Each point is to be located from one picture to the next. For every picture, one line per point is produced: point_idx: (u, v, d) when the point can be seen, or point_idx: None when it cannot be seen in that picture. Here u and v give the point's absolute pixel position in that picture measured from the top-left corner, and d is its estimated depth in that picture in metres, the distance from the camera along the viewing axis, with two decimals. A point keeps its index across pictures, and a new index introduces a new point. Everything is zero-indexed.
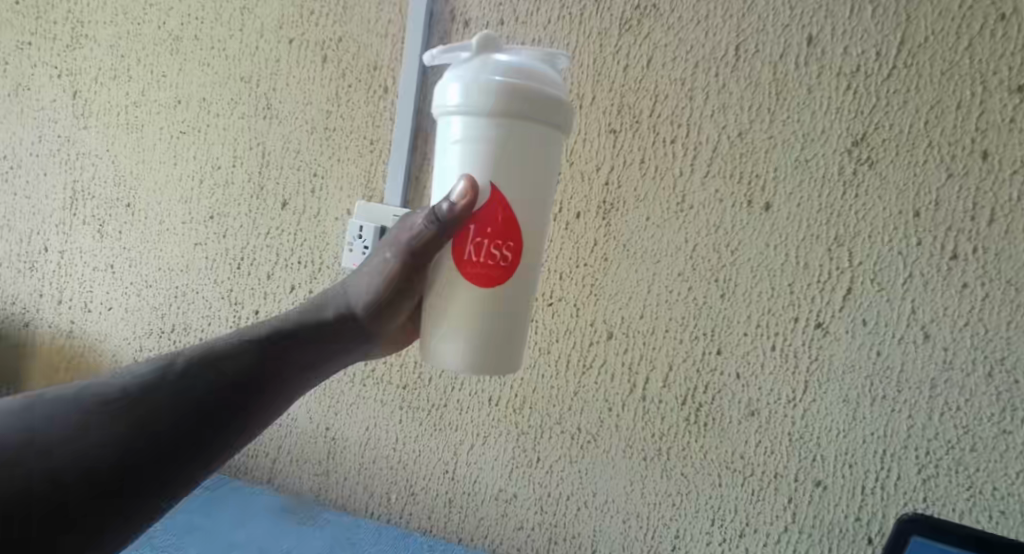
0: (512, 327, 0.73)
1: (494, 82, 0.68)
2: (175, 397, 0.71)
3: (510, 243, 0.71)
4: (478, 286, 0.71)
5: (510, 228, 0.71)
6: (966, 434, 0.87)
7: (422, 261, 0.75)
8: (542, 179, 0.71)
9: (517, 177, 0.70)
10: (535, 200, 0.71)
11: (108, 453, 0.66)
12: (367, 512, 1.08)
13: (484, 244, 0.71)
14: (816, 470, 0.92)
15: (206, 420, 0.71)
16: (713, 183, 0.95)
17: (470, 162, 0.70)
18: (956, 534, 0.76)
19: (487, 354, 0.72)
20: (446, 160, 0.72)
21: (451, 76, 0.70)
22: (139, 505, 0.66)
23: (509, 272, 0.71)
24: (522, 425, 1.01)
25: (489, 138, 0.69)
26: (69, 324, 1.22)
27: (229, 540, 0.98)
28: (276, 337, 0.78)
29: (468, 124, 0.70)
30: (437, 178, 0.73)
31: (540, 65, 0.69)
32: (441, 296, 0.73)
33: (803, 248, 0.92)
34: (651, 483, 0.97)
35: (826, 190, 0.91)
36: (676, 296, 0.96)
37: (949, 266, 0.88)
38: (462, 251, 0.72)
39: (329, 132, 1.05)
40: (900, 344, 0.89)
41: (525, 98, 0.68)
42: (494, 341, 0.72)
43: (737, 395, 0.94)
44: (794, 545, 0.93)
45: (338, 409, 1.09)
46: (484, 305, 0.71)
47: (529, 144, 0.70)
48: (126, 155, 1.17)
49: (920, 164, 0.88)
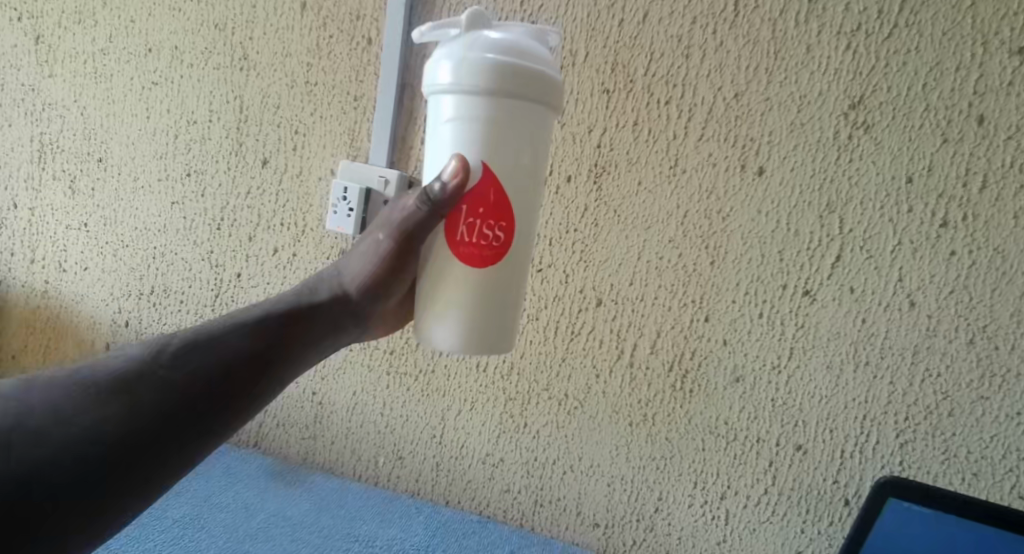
0: (503, 308, 0.72)
1: (484, 60, 0.65)
2: (167, 378, 0.70)
3: (503, 223, 0.69)
4: (469, 267, 0.70)
5: (502, 208, 0.68)
6: (944, 399, 0.89)
7: (414, 242, 0.74)
8: (533, 157, 0.69)
9: (506, 156, 0.68)
10: (525, 180, 0.69)
11: (100, 438, 0.65)
12: (354, 477, 1.08)
13: (476, 225, 0.69)
14: (797, 435, 0.94)
15: (201, 402, 0.70)
16: (708, 146, 0.93)
17: (461, 142, 0.68)
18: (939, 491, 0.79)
19: (478, 333, 0.71)
20: (436, 140, 0.70)
21: (440, 56, 0.68)
22: (134, 492, 0.65)
23: (501, 253, 0.70)
24: (510, 391, 1.01)
25: (477, 118, 0.67)
26: (44, 284, 1.18)
27: (218, 503, 0.99)
28: (267, 320, 0.76)
29: (457, 105, 0.67)
30: (427, 157, 0.71)
31: (529, 43, 0.66)
32: (432, 277, 0.72)
33: (795, 215, 0.91)
34: (636, 447, 0.98)
35: (820, 154, 0.90)
36: (666, 262, 0.96)
37: (938, 233, 0.87)
38: (454, 232, 0.70)
39: (310, 86, 1.01)
40: (886, 312, 0.90)
41: (515, 75, 0.65)
42: (486, 323, 0.71)
43: (723, 361, 0.95)
44: (773, 508, 0.95)
45: (326, 375, 1.07)
46: (476, 285, 0.70)
47: (520, 123, 0.67)
48: (95, 107, 1.11)
49: (916, 129, 0.87)
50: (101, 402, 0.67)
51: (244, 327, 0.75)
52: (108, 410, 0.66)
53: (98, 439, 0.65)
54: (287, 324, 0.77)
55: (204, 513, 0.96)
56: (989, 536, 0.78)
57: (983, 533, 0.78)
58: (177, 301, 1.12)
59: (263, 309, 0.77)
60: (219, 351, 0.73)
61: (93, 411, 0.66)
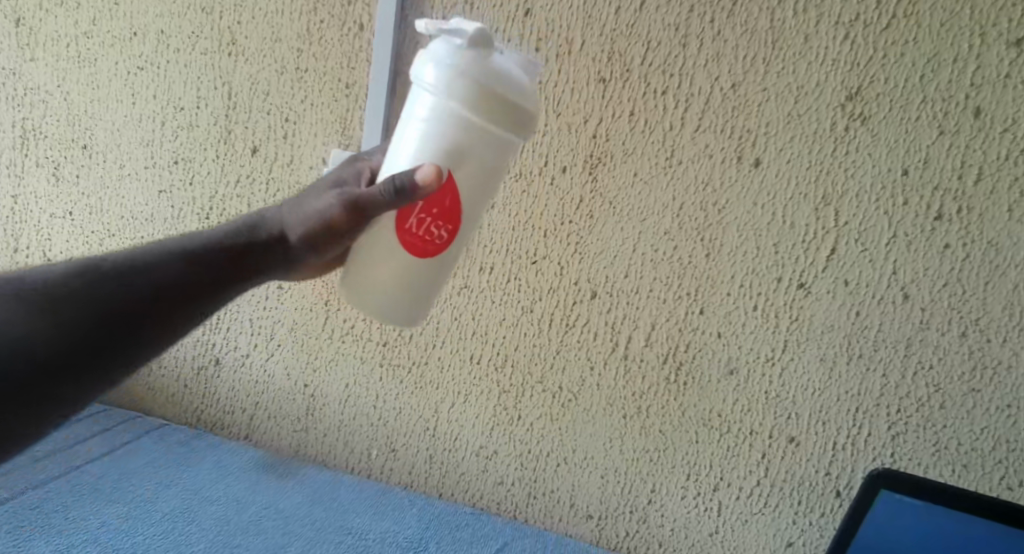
0: (419, 297, 0.71)
1: (477, 76, 0.64)
2: (104, 292, 0.71)
3: (449, 228, 0.69)
4: (405, 249, 0.69)
5: (453, 214, 0.68)
6: (936, 392, 0.89)
7: (360, 217, 0.70)
8: (483, 183, 0.68)
9: (472, 170, 0.67)
10: (483, 193, 0.69)
11: (30, 349, 0.66)
12: (347, 469, 1.06)
13: (425, 221, 0.68)
14: (790, 427, 0.94)
15: (132, 319, 0.72)
16: (704, 137, 0.92)
17: (420, 145, 0.67)
18: (934, 485, 0.79)
19: (387, 310, 0.71)
20: (403, 131, 0.68)
21: (430, 56, 0.65)
22: (57, 402, 0.67)
23: (441, 251, 0.70)
24: (504, 383, 1.00)
25: (452, 128, 0.66)
26: None
27: (208, 497, 0.95)
28: (203, 252, 0.76)
29: (436, 111, 0.66)
30: (391, 143, 0.70)
31: (515, 75, 0.65)
32: (370, 251, 0.71)
33: (791, 207, 0.91)
34: (630, 439, 0.98)
35: (817, 146, 0.89)
36: (661, 255, 0.95)
37: (933, 226, 0.87)
38: (402, 219, 0.69)
39: (300, 72, 0.99)
40: (879, 305, 0.90)
41: (490, 104, 0.64)
42: (396, 305, 0.71)
43: (718, 354, 0.95)
44: (765, 499, 0.95)
45: (318, 366, 1.04)
46: (411, 275, 0.70)
47: (480, 147, 0.66)
48: (79, 92, 1.08)
49: (912, 121, 0.86)
50: (30, 316, 0.67)
51: (180, 252, 0.76)
52: (36, 325, 0.67)
53: (28, 351, 0.66)
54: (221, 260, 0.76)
55: (194, 506, 0.93)
56: (981, 529, 0.78)
57: (975, 524, 0.79)
58: None
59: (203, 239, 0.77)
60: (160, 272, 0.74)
61: (23, 324, 0.66)
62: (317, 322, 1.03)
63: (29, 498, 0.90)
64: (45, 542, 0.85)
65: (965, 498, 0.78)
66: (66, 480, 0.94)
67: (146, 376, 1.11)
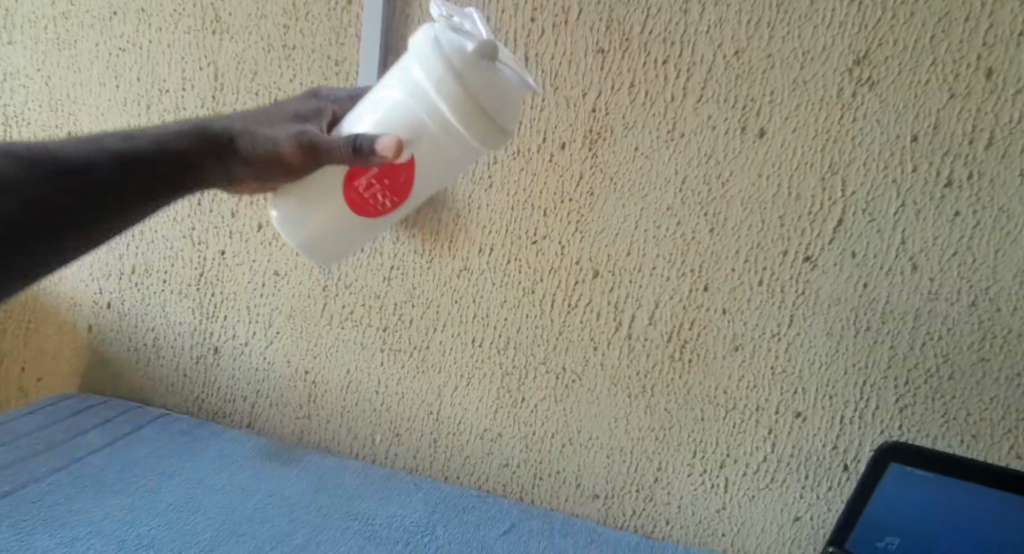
0: (339, 242, 0.74)
1: (471, 83, 0.63)
2: (44, 180, 0.67)
3: (394, 201, 0.71)
4: (347, 197, 0.71)
5: (402, 190, 0.70)
6: (945, 362, 0.88)
7: (313, 156, 0.69)
8: (441, 174, 0.69)
9: (438, 161, 0.68)
10: (441, 181, 0.70)
11: None
12: (351, 454, 1.05)
13: (375, 186, 0.70)
14: (797, 402, 0.92)
15: (62, 216, 0.68)
16: (707, 108, 0.89)
17: (393, 118, 0.67)
18: (942, 456, 0.79)
19: (306, 238, 0.73)
20: (384, 94, 0.68)
21: (431, 42, 0.64)
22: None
23: (377, 216, 0.72)
24: (507, 365, 0.99)
25: (431, 118, 0.66)
26: None
27: (212, 486, 0.95)
28: (147, 152, 0.72)
29: (421, 95, 0.66)
30: (371, 98, 0.70)
31: (502, 93, 0.64)
32: (310, 194, 0.72)
33: (797, 178, 0.88)
34: (635, 418, 0.96)
35: (823, 114, 0.86)
36: (664, 231, 0.93)
37: (942, 193, 0.85)
38: (355, 176, 0.70)
39: (287, 50, 0.96)
40: (888, 276, 0.88)
41: (466, 114, 0.64)
42: (315, 240, 0.73)
43: (724, 330, 0.93)
44: (773, 474, 0.94)
45: (319, 352, 1.04)
46: (341, 221, 0.72)
47: (446, 145, 0.67)
48: (60, 76, 1.05)
49: (922, 84, 0.83)
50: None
51: (127, 150, 0.72)
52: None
53: None
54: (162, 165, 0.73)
55: (199, 495, 0.93)
56: (993, 499, 0.77)
57: (986, 494, 0.77)
58: (159, 280, 1.08)
59: (150, 138, 0.72)
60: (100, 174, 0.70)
61: None
62: (315, 309, 1.02)
63: (30, 491, 0.89)
64: (48, 536, 0.84)
65: (974, 467, 0.77)
66: (68, 473, 0.93)
67: (145, 366, 1.11)
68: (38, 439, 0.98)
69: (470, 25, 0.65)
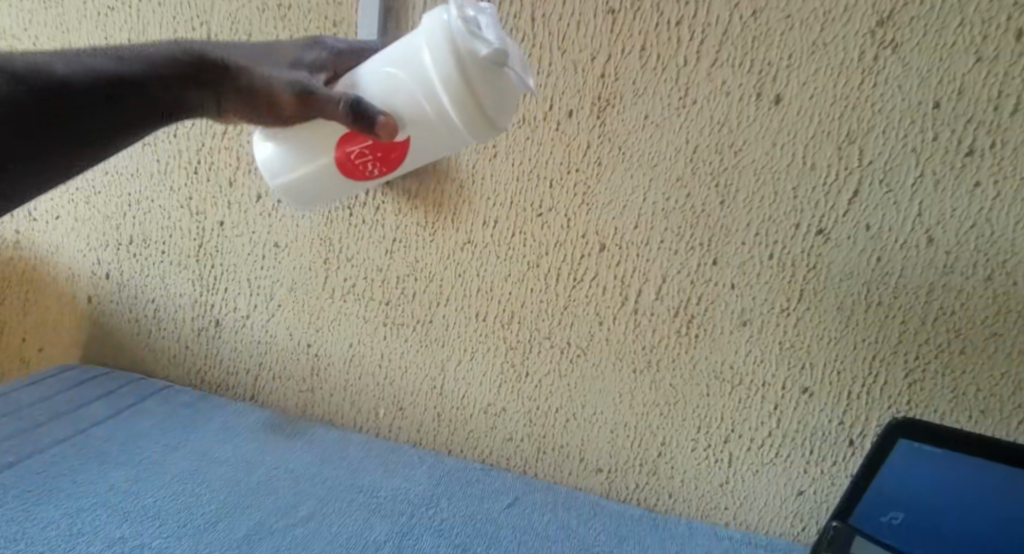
0: (323, 191, 0.78)
1: (474, 80, 0.66)
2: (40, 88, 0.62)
3: (381, 169, 0.75)
4: (338, 157, 0.75)
5: (390, 161, 0.74)
6: (956, 337, 0.85)
7: (314, 105, 0.71)
8: (431, 152, 0.74)
9: (433, 141, 0.72)
10: (433, 157, 0.75)
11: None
12: (355, 427, 1.05)
13: (366, 153, 0.74)
14: (804, 378, 0.90)
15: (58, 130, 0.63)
16: (721, 72, 0.86)
17: (395, 93, 0.70)
18: (949, 432, 0.78)
19: (292, 182, 0.78)
20: (391, 66, 0.71)
21: (445, 35, 0.66)
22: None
23: (363, 178, 0.76)
24: (511, 339, 0.97)
25: (430, 102, 0.69)
26: (14, 233, 1.13)
27: (217, 458, 0.95)
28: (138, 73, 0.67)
29: (424, 78, 0.69)
30: (377, 64, 0.72)
31: (503, 97, 0.68)
32: (299, 145, 0.75)
33: (812, 147, 0.85)
34: (640, 394, 0.95)
35: (843, 79, 0.83)
36: (673, 203, 0.90)
37: (964, 163, 0.82)
38: (348, 141, 0.73)
39: (282, 10, 0.92)
40: (902, 249, 0.85)
41: (464, 111, 0.68)
42: (302, 185, 0.78)
43: (731, 305, 0.91)
44: (777, 450, 0.93)
45: (321, 325, 1.03)
46: (328, 176, 0.76)
47: (442, 130, 0.71)
48: (48, 37, 1.02)
49: (948, 47, 0.80)
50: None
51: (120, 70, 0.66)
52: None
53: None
54: (153, 88, 0.68)
55: (204, 467, 0.93)
56: (999, 473, 0.76)
57: (992, 468, 0.76)
58: (158, 251, 1.06)
59: (142, 60, 0.67)
60: (84, 92, 0.64)
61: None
62: (316, 281, 1.01)
63: (35, 462, 0.90)
64: (54, 507, 0.84)
65: (984, 442, 0.76)
66: (72, 444, 0.93)
67: (146, 337, 1.10)
68: (42, 409, 0.98)
69: (485, 18, 0.67)
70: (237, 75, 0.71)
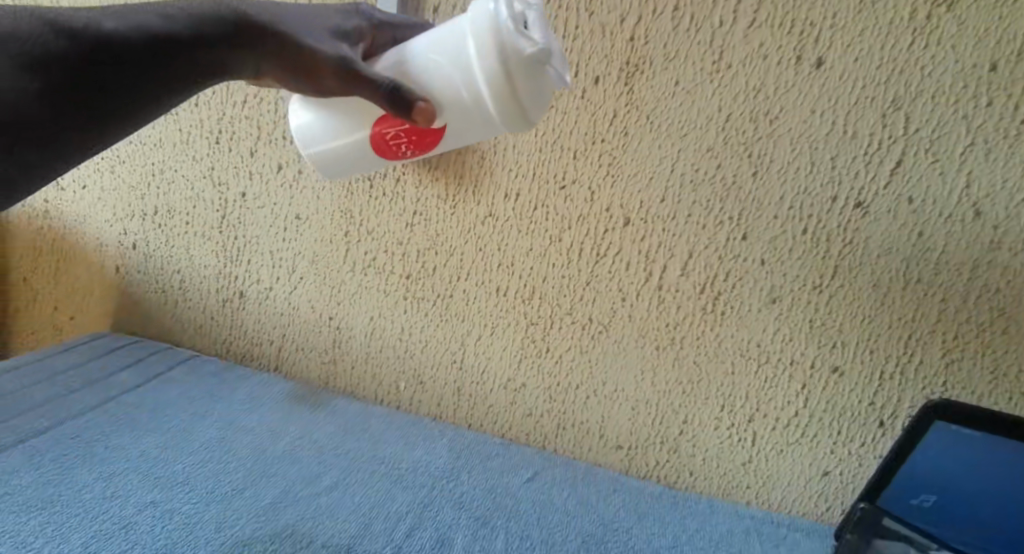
0: (352, 163, 0.76)
1: (516, 73, 0.65)
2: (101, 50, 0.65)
3: (413, 151, 0.72)
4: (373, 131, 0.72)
5: (423, 144, 0.71)
6: (1000, 316, 0.81)
7: (353, 83, 0.67)
8: (460, 140, 0.71)
9: (464, 130, 0.69)
10: (463, 145, 0.72)
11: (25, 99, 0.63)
12: (376, 400, 1.06)
13: (400, 134, 0.71)
14: (834, 357, 0.87)
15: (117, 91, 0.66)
16: (758, 34, 0.81)
17: (433, 78, 0.68)
18: (988, 414, 0.75)
19: (323, 149, 0.75)
20: (430, 50, 0.68)
21: (493, 26, 0.64)
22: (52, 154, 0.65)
23: (393, 156, 0.74)
24: (532, 315, 0.96)
25: (468, 90, 0.67)
26: (43, 203, 1.14)
27: (244, 426, 0.96)
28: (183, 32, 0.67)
29: (465, 65, 0.66)
30: (415, 47, 0.69)
31: (542, 92, 0.67)
32: (339, 115, 0.73)
33: (854, 114, 0.80)
34: (663, 371, 0.93)
35: (891, 40, 0.78)
36: (702, 175, 0.86)
37: (1019, 130, 0.77)
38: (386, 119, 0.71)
39: None
40: (946, 224, 0.80)
41: (505, 103, 0.66)
42: (332, 154, 0.75)
43: (760, 281, 0.87)
44: (803, 431, 0.90)
45: (343, 299, 1.03)
46: (360, 148, 0.74)
47: (476, 119, 0.68)
48: None
49: (1008, 4, 0.75)
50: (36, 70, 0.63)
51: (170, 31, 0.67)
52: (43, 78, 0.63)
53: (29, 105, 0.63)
54: (198, 48, 0.68)
55: (231, 436, 0.94)
56: None
57: None
58: (183, 222, 1.07)
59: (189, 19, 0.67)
60: (133, 53, 0.66)
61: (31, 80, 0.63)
62: (337, 255, 1.01)
63: (70, 427, 0.92)
64: (88, 471, 0.86)
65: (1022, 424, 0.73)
66: (104, 411, 0.95)
67: (173, 308, 1.11)
68: (75, 376, 1.00)
69: (531, 15, 0.66)
70: (281, 39, 0.68)
